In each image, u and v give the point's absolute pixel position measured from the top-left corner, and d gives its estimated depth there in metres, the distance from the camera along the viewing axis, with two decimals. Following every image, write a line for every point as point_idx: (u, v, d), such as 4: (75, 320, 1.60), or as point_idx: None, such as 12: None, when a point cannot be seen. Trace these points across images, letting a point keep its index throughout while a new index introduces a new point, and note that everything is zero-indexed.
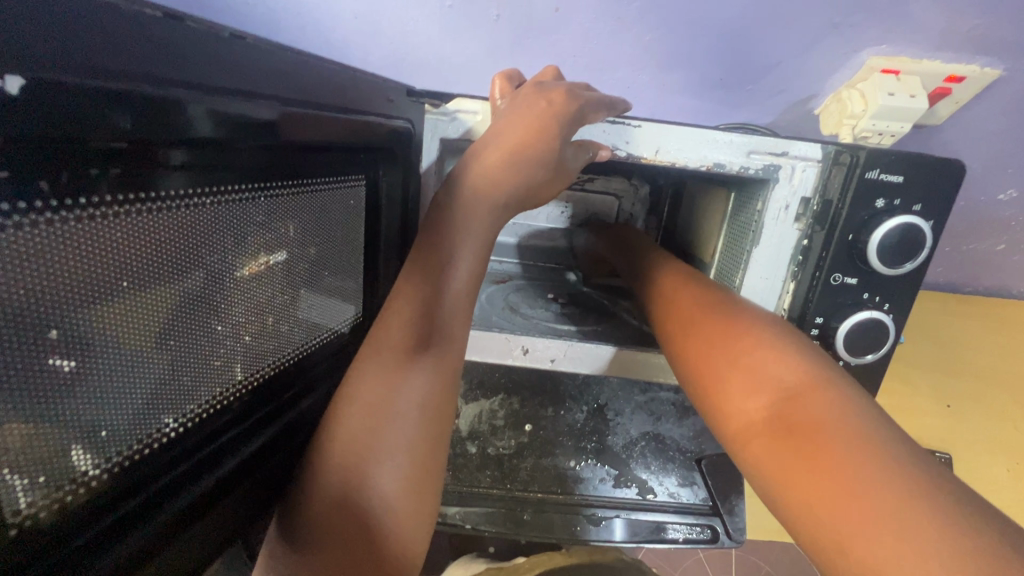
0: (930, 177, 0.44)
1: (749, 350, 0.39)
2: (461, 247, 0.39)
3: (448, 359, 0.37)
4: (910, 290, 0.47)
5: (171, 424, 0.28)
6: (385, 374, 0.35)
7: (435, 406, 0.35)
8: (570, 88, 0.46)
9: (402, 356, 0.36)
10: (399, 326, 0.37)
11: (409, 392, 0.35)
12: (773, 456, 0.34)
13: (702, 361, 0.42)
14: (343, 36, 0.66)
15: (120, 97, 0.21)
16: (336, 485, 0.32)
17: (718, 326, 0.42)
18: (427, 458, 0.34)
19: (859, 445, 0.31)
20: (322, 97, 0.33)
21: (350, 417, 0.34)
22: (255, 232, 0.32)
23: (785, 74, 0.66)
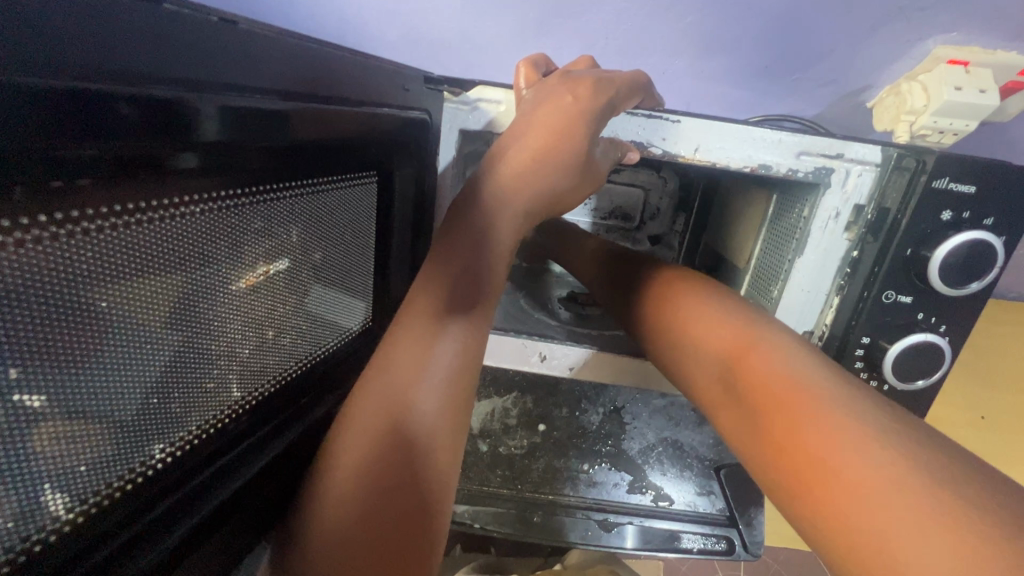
0: (1006, 188, 0.39)
1: (728, 331, 0.39)
2: (491, 238, 0.37)
3: (473, 348, 0.35)
4: (971, 312, 0.43)
5: (158, 455, 0.26)
6: (413, 351, 0.33)
7: (463, 398, 0.34)
8: (600, 77, 0.42)
9: (427, 348, 0.33)
10: (424, 314, 0.34)
11: (437, 366, 0.33)
12: (757, 424, 0.33)
13: (690, 344, 0.41)
14: (360, 13, 0.62)
15: (126, 99, 0.19)
16: (364, 462, 0.30)
17: (696, 312, 0.42)
18: (456, 448, 0.33)
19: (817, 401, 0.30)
20: (334, 87, 0.30)
21: (369, 410, 0.32)
22: (251, 241, 0.29)
23: (838, 62, 0.60)
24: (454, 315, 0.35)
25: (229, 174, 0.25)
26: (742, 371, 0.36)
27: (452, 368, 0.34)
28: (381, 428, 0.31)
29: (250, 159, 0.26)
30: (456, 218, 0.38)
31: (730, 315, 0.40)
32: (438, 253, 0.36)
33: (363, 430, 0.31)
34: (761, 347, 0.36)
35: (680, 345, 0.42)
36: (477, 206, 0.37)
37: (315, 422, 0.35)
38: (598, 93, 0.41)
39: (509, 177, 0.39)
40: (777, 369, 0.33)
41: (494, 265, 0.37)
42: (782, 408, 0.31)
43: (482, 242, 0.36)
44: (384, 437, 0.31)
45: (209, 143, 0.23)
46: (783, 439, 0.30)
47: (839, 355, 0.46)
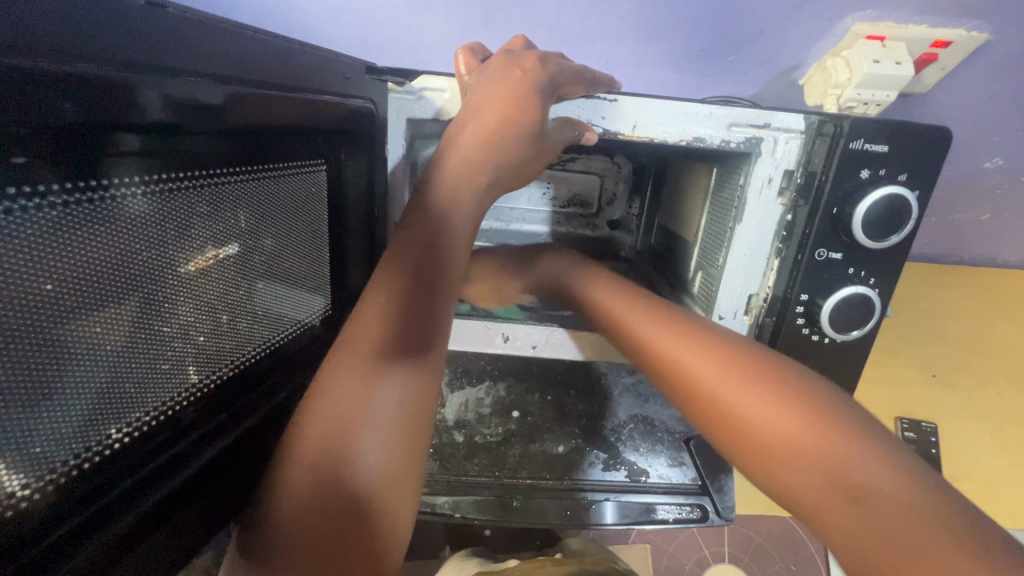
0: (916, 145, 0.43)
1: (755, 398, 0.38)
2: (433, 270, 0.37)
3: (425, 381, 0.35)
4: (897, 263, 0.46)
5: (115, 435, 0.27)
6: (358, 375, 0.33)
7: (414, 431, 0.34)
8: (541, 55, 0.43)
9: (371, 375, 0.33)
10: (368, 337, 0.34)
11: (384, 389, 0.33)
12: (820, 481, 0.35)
13: (705, 400, 0.41)
14: (305, 14, 0.63)
15: (62, 84, 0.20)
16: (308, 486, 0.30)
17: (705, 372, 0.41)
18: (408, 484, 0.33)
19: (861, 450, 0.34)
20: (271, 75, 0.31)
21: (306, 460, 0.31)
22: (198, 225, 0.29)
23: (768, 43, 0.64)
24: (401, 335, 0.35)
25: (171, 161, 0.26)
26: (777, 444, 0.37)
27: (399, 405, 0.33)
28: (325, 449, 0.31)
29: (191, 144, 0.27)
30: (396, 250, 0.38)
31: (747, 377, 0.40)
32: (376, 295, 0.36)
33: (305, 453, 0.31)
34: (784, 406, 0.37)
35: (697, 401, 0.41)
36: (418, 227, 0.39)
37: (277, 404, 0.37)
38: (534, 75, 0.42)
39: (456, 173, 0.41)
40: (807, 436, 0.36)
41: (438, 295, 0.37)
42: (817, 462, 0.35)
43: (421, 274, 0.37)
44: (325, 479, 0.30)
45: (146, 128, 0.24)
46: (832, 498, 0.34)
47: (783, 313, 0.49)
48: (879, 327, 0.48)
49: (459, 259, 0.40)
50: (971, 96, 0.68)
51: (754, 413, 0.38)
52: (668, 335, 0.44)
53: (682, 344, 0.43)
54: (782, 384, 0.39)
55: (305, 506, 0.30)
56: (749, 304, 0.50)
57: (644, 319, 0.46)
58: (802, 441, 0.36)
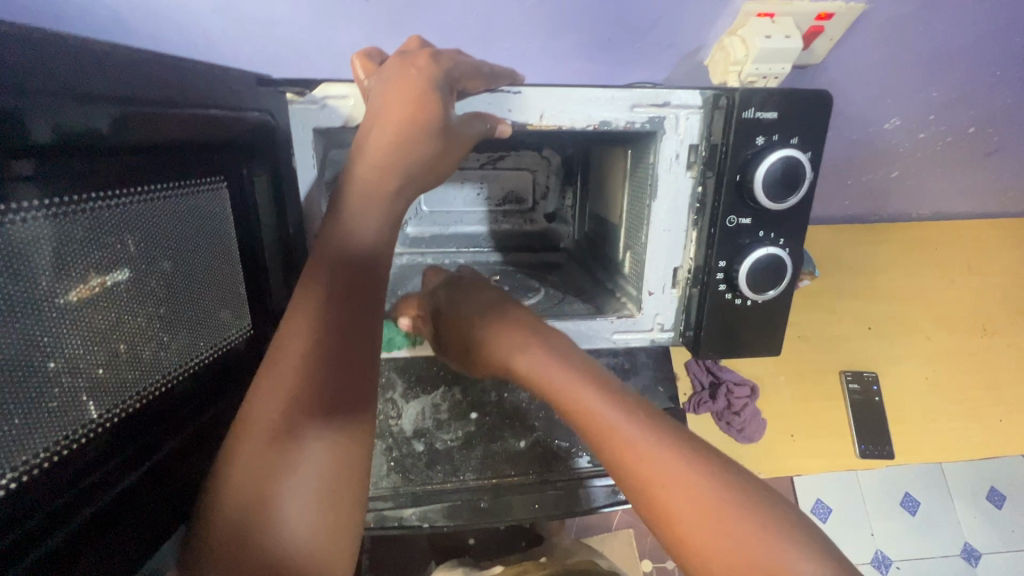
0: (803, 110, 0.46)
1: (660, 462, 0.40)
2: (351, 297, 0.36)
3: (357, 392, 0.35)
4: (801, 222, 0.49)
5: (3, 481, 0.25)
6: (285, 394, 0.33)
7: (352, 458, 0.33)
8: (439, 52, 0.43)
9: (298, 394, 0.33)
10: (292, 354, 0.34)
11: (314, 407, 0.33)
12: (654, 474, 0.40)
13: (636, 478, 0.41)
14: (204, 35, 0.61)
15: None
16: (238, 509, 0.30)
17: (663, 480, 0.39)
18: (354, 512, 0.33)
19: (686, 479, 0.39)
20: (168, 94, 0.30)
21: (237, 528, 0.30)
22: (78, 251, 0.28)
23: (670, 28, 0.67)
24: (327, 348, 0.34)
25: (62, 182, 0.26)
26: (705, 538, 0.37)
27: (328, 445, 0.32)
28: (253, 472, 0.31)
29: (79, 166, 0.26)
30: (308, 285, 0.36)
31: (645, 432, 0.42)
32: (289, 337, 0.35)
33: (238, 475, 0.31)
34: (727, 525, 0.37)
35: (660, 522, 0.39)
36: (331, 246, 0.37)
37: (199, 429, 0.36)
38: (431, 74, 0.41)
39: (368, 182, 0.39)
40: (658, 460, 0.40)
41: (359, 321, 0.36)
42: (704, 511, 0.38)
43: (336, 306, 0.35)
44: (254, 503, 0.30)
45: (35, 150, 0.23)
46: (682, 517, 0.38)
47: (706, 282, 0.51)
48: (794, 284, 0.51)
49: (382, 274, 0.39)
50: (860, 62, 0.74)
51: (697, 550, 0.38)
52: (585, 395, 0.45)
53: (631, 435, 0.42)
54: (685, 462, 0.40)
55: (235, 530, 0.30)
56: (676, 277, 0.53)
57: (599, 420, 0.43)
58: (750, 556, 0.36)
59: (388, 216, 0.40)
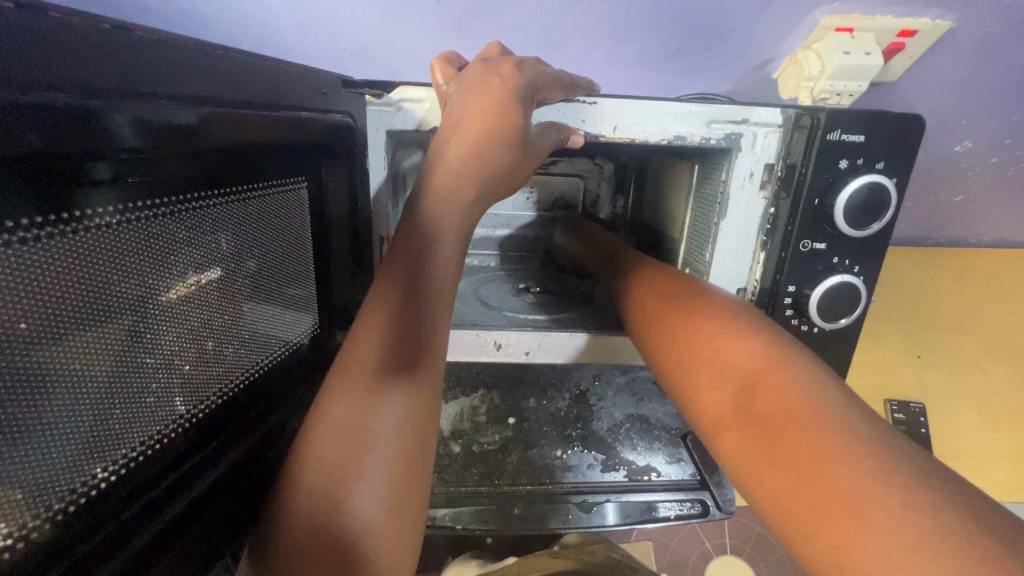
0: (891, 135, 0.44)
1: (711, 331, 0.39)
2: (422, 297, 0.36)
3: (426, 396, 0.35)
4: (878, 251, 0.47)
5: (101, 475, 0.26)
6: (358, 396, 0.33)
7: (417, 458, 0.33)
8: (520, 59, 0.42)
9: (371, 397, 0.33)
10: (368, 356, 0.34)
11: (386, 406, 0.33)
12: (698, 345, 0.39)
13: (681, 351, 0.40)
14: (275, 29, 0.62)
15: (42, 114, 0.19)
16: (312, 508, 0.29)
17: (708, 351, 0.38)
18: (419, 496, 0.33)
19: (736, 350, 0.37)
20: (249, 97, 0.30)
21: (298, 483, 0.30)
22: (178, 251, 0.28)
23: (740, 40, 0.65)
24: (398, 351, 0.34)
25: (150, 185, 0.26)
26: (734, 396, 0.35)
27: (398, 443, 0.32)
28: (326, 472, 0.30)
29: (169, 168, 0.26)
30: (388, 271, 0.37)
31: (699, 310, 0.42)
32: (363, 341, 0.35)
33: (313, 475, 0.30)
34: (769, 384, 0.33)
35: (699, 386, 0.37)
36: (404, 251, 0.37)
37: (271, 425, 0.36)
38: (515, 80, 0.40)
39: (444, 189, 0.39)
40: (705, 335, 0.39)
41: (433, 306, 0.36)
42: (741, 371, 0.35)
43: (411, 295, 0.36)
44: (325, 501, 0.29)
45: (123, 153, 0.23)
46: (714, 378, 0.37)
47: (771, 306, 0.49)
48: (864, 314, 0.49)
49: (449, 282, 0.38)
50: (938, 82, 0.71)
51: (744, 456, 0.32)
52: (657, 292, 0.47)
53: (688, 312, 0.42)
54: (738, 339, 0.38)
55: (309, 527, 0.29)
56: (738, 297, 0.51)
57: (678, 309, 0.43)
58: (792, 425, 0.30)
59: (459, 228, 0.39)
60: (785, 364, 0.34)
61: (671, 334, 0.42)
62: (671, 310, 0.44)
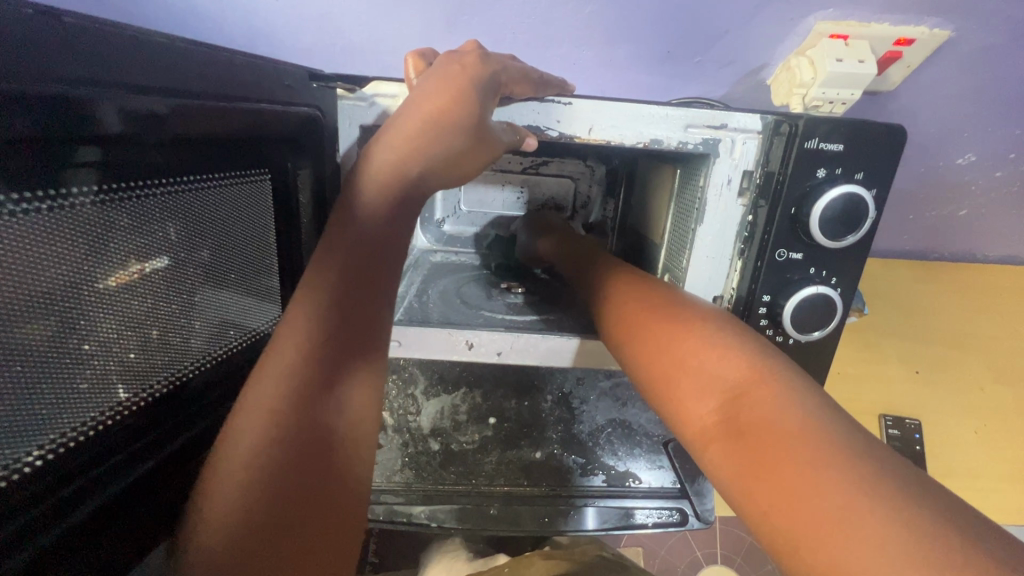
0: (871, 144, 0.43)
1: (683, 330, 0.40)
2: (370, 269, 0.35)
3: (372, 366, 0.33)
4: (858, 262, 0.46)
5: (34, 455, 0.25)
6: (294, 369, 0.30)
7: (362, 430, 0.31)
8: (486, 54, 0.43)
9: (312, 368, 0.30)
10: (309, 325, 0.32)
11: (331, 375, 0.31)
12: (670, 345, 0.39)
13: (651, 351, 0.41)
14: (265, 22, 0.62)
15: (19, 101, 0.20)
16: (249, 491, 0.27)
17: (682, 349, 0.39)
18: (364, 471, 0.31)
19: (707, 352, 0.37)
20: (220, 87, 0.31)
21: (228, 477, 0.27)
22: (118, 237, 0.28)
23: (734, 44, 0.64)
24: (346, 321, 0.33)
25: (122, 169, 0.26)
26: (705, 397, 0.35)
27: (344, 414, 0.31)
28: (261, 453, 0.28)
29: (145, 155, 0.27)
30: (327, 252, 0.35)
31: (673, 312, 0.42)
32: (302, 310, 0.32)
33: (241, 455, 0.28)
34: (746, 391, 0.34)
35: (667, 386, 0.38)
36: (348, 223, 0.36)
37: (222, 417, 0.36)
38: (474, 71, 0.41)
39: (385, 164, 0.37)
40: (677, 336, 0.40)
41: (383, 286, 0.35)
42: (716, 376, 0.36)
43: (359, 266, 0.34)
44: (266, 482, 0.27)
45: (98, 138, 0.24)
46: (686, 378, 0.37)
47: (746, 315, 0.49)
48: (843, 326, 0.48)
49: (394, 259, 0.37)
50: (938, 92, 0.69)
51: (734, 473, 0.31)
52: (631, 292, 0.47)
53: (660, 313, 0.43)
54: (711, 339, 0.38)
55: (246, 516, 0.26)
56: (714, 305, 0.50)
57: (650, 310, 0.43)
58: (764, 428, 0.31)
59: (404, 207, 0.38)
60: (773, 379, 0.34)
61: (643, 333, 0.43)
62: (644, 309, 0.44)
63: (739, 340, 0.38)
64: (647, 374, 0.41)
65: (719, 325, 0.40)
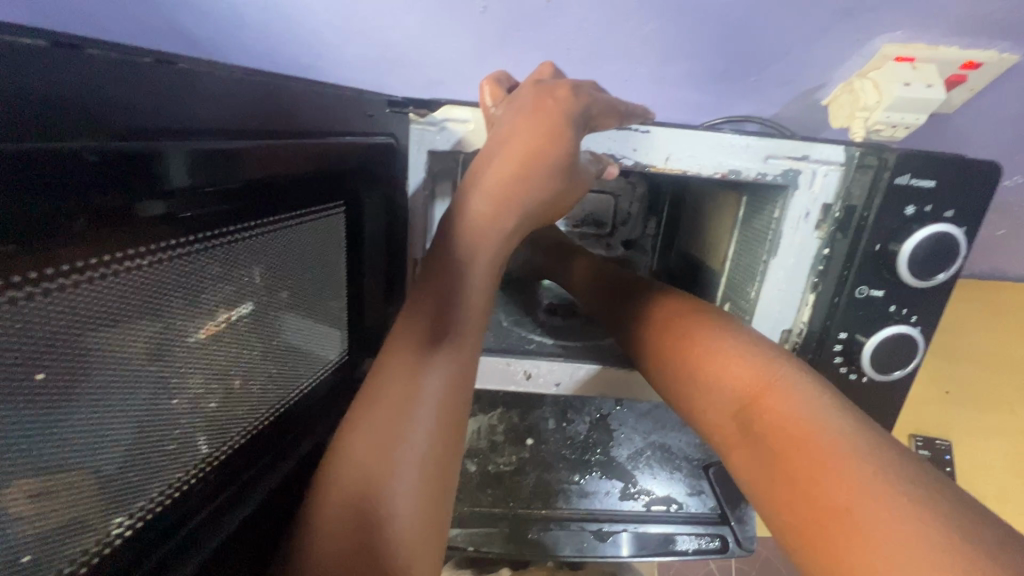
0: (964, 181, 0.41)
1: (705, 341, 0.41)
2: (458, 305, 0.36)
3: (457, 392, 0.35)
4: (939, 301, 0.44)
5: (120, 527, 0.24)
6: (396, 392, 0.33)
7: (445, 452, 0.34)
8: (574, 83, 0.40)
9: (410, 389, 0.34)
10: (408, 350, 0.35)
11: (426, 400, 0.34)
12: (690, 357, 0.40)
13: (672, 364, 0.42)
14: (313, 32, 0.60)
15: (83, 156, 0.18)
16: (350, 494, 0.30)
17: (700, 360, 0.40)
18: (449, 490, 0.34)
19: (721, 360, 0.38)
20: (294, 123, 0.29)
21: (338, 487, 0.31)
22: (208, 289, 0.27)
23: (793, 63, 0.62)
24: (435, 351, 0.35)
25: (199, 218, 0.25)
26: (727, 409, 0.37)
27: (431, 436, 0.33)
28: (366, 469, 0.31)
29: (222, 201, 0.25)
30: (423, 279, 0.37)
31: (697, 322, 0.43)
32: (400, 337, 0.36)
33: (350, 467, 0.31)
34: (768, 401, 0.34)
35: (691, 398, 0.40)
36: (443, 270, 0.36)
37: (300, 460, 0.35)
38: (568, 106, 0.38)
39: (482, 216, 0.36)
40: (698, 347, 0.41)
41: (471, 321, 0.36)
42: (736, 388, 0.37)
43: (449, 301, 0.36)
44: (363, 495, 0.30)
45: (172, 188, 0.22)
46: (710, 393, 0.38)
47: (818, 351, 0.47)
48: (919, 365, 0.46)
49: (484, 296, 0.37)
50: (999, 116, 0.67)
51: (756, 474, 0.33)
52: (654, 303, 0.48)
53: (681, 323, 0.43)
54: (728, 349, 0.39)
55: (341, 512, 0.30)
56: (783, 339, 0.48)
57: (674, 321, 0.44)
58: (793, 443, 0.32)
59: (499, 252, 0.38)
60: (779, 382, 0.35)
61: (664, 344, 0.44)
62: (665, 320, 0.45)
63: (757, 348, 0.38)
64: (668, 384, 0.42)
65: (738, 333, 0.40)
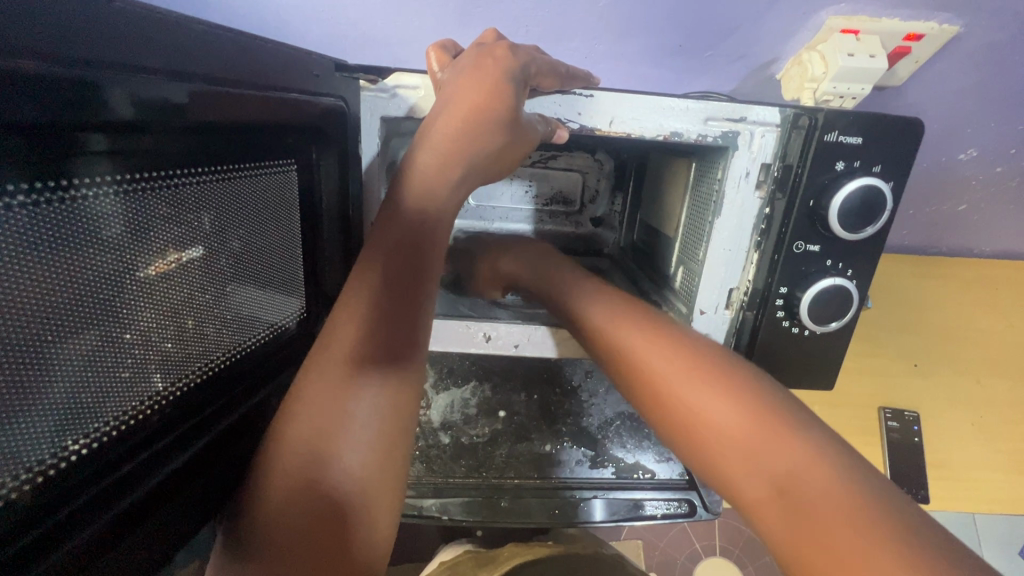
0: (890, 136, 0.43)
1: (698, 384, 0.40)
2: (404, 280, 0.36)
3: (406, 369, 0.35)
4: (872, 254, 0.47)
5: (73, 447, 0.26)
6: (338, 373, 0.33)
7: (397, 428, 0.34)
8: (514, 46, 0.43)
9: (354, 369, 0.33)
10: (351, 332, 0.34)
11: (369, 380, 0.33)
12: (687, 398, 0.40)
13: (663, 401, 0.41)
14: (278, 15, 0.62)
15: (20, 82, 0.19)
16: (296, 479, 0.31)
17: (700, 407, 0.39)
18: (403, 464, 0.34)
19: (723, 403, 0.38)
20: (238, 74, 0.30)
21: (281, 468, 0.31)
22: (157, 227, 0.28)
23: (744, 38, 0.64)
24: (382, 330, 0.35)
25: (141, 160, 0.26)
26: (734, 458, 0.37)
27: (378, 415, 0.33)
28: (307, 449, 0.31)
29: (163, 144, 0.27)
30: (365, 262, 0.37)
31: (680, 360, 0.42)
32: (343, 320, 0.35)
33: (291, 445, 0.31)
34: (784, 449, 0.35)
35: (689, 440, 0.39)
36: (386, 233, 0.37)
37: (254, 406, 0.37)
38: (506, 64, 0.41)
39: (429, 168, 0.39)
40: (691, 392, 0.40)
41: (419, 295, 0.37)
42: (746, 438, 0.36)
43: (394, 276, 0.36)
44: (307, 477, 0.31)
45: (114, 123, 0.23)
46: (713, 445, 0.38)
47: (763, 308, 0.49)
48: (857, 317, 0.49)
49: (431, 265, 0.38)
50: (945, 88, 0.70)
51: (780, 532, 0.34)
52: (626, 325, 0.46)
53: (657, 357, 0.43)
54: (726, 389, 0.39)
55: (291, 500, 0.30)
56: (730, 298, 0.50)
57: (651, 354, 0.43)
58: (843, 513, 0.31)
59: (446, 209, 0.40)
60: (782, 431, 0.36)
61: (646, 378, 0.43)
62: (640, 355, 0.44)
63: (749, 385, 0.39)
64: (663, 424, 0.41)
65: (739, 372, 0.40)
